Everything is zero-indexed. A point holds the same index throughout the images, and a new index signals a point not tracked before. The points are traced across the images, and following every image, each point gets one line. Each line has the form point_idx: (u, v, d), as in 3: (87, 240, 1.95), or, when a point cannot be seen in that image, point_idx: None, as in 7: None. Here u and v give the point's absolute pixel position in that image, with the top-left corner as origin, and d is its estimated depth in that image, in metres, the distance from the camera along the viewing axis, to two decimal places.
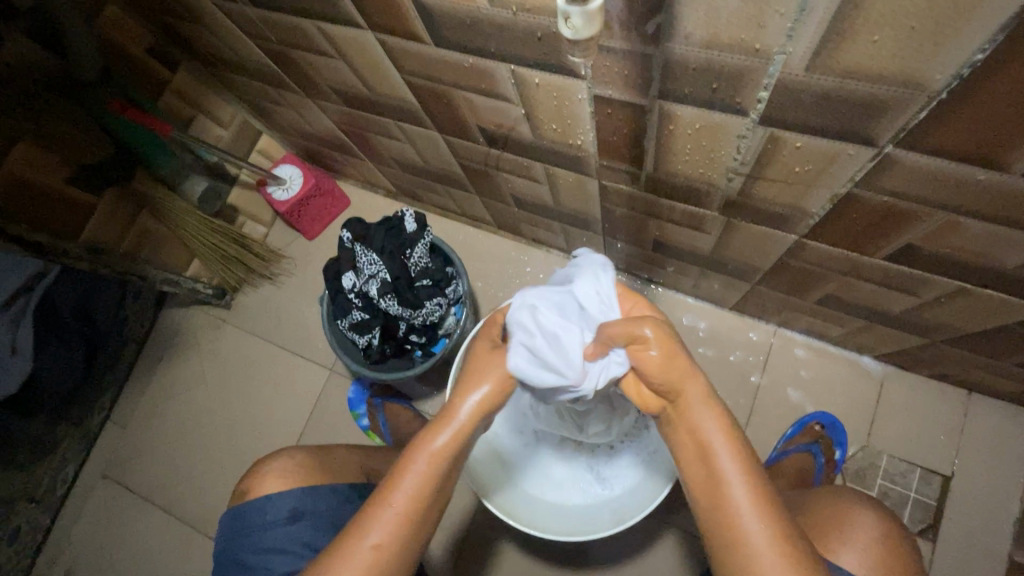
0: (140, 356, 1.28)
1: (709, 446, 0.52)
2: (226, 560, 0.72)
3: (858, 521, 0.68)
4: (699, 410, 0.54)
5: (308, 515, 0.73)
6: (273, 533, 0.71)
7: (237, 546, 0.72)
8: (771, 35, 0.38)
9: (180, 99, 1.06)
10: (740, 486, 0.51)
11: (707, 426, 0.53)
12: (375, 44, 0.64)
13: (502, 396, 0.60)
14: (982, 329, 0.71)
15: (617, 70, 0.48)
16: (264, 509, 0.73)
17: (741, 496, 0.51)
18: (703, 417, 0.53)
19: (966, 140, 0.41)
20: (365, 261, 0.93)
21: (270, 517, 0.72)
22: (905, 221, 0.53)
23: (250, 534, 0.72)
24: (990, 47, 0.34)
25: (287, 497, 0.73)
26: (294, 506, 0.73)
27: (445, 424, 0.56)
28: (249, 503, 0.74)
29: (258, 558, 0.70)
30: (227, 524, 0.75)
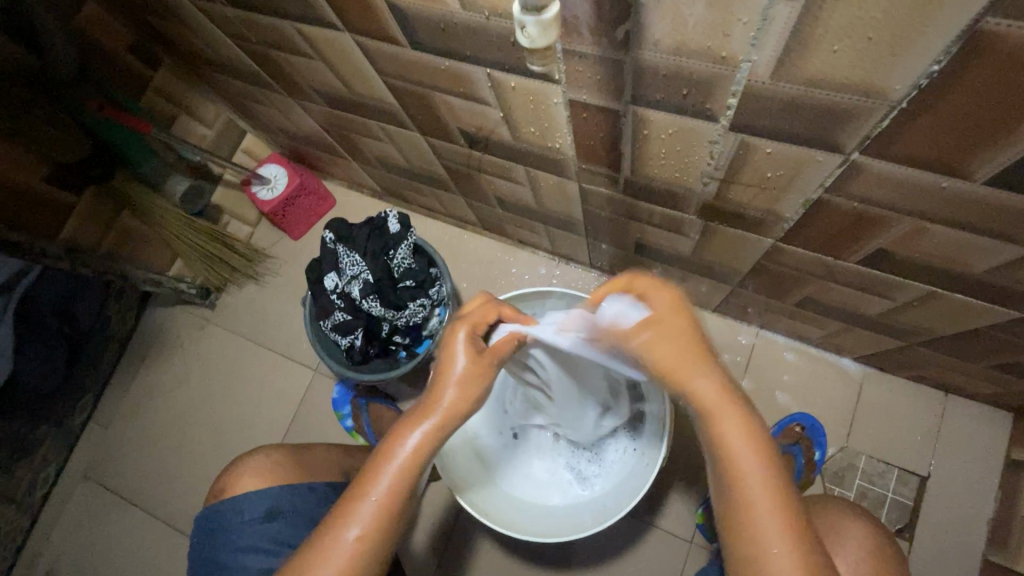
0: (123, 356, 1.27)
1: (743, 480, 0.51)
2: (201, 560, 0.72)
3: (837, 527, 0.70)
4: (733, 432, 0.52)
5: (286, 514, 0.72)
6: (250, 532, 0.71)
7: (213, 546, 0.72)
8: (735, 43, 0.39)
9: (162, 98, 1.05)
10: (755, 480, 0.51)
11: (732, 432, 0.52)
12: (353, 46, 0.64)
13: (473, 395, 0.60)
14: (955, 333, 0.72)
15: (589, 74, 0.48)
16: (239, 508, 0.72)
17: (755, 486, 0.51)
18: (727, 423, 0.52)
19: (928, 148, 0.42)
20: (347, 262, 0.94)
21: (247, 516, 0.72)
22: (874, 226, 0.54)
23: (225, 533, 0.71)
24: (944, 59, 0.34)
25: (266, 495, 0.73)
26: (271, 505, 0.72)
27: (426, 414, 0.58)
28: (225, 503, 0.73)
29: (236, 558, 0.69)
30: (202, 523, 0.74)
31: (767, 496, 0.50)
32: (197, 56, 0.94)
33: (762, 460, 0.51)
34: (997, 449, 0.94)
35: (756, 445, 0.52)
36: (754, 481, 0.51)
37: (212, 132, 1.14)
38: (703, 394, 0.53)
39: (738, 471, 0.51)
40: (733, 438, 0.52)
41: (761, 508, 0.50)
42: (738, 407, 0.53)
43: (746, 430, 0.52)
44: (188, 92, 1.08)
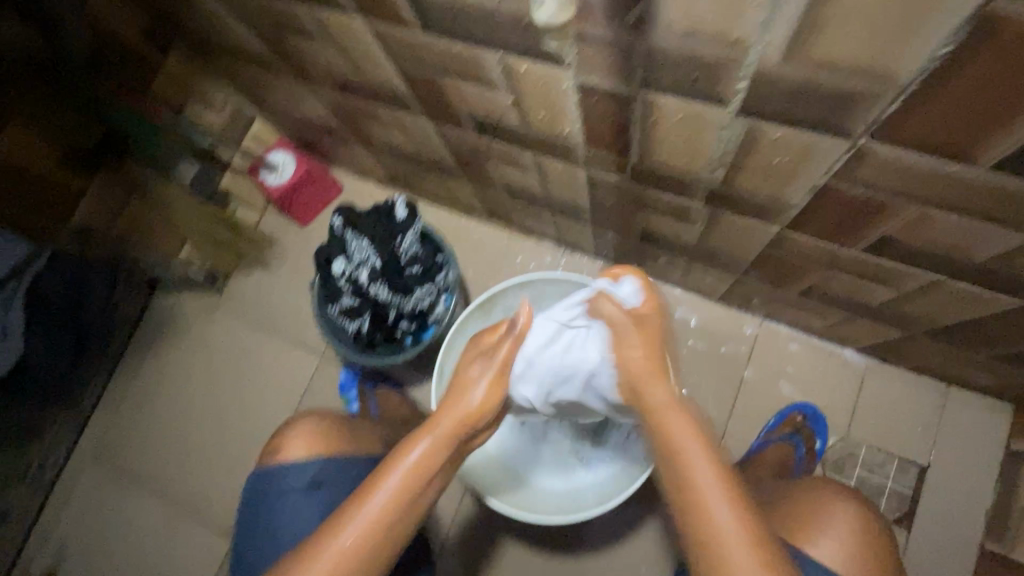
0: (131, 339, 1.28)
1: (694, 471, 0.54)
2: (246, 522, 0.74)
3: (827, 508, 0.70)
4: (679, 426, 0.57)
5: (329, 484, 0.73)
6: (293, 499, 0.72)
7: (259, 510, 0.73)
8: (746, 26, 0.39)
9: (172, 84, 1.04)
10: (703, 469, 0.54)
11: (678, 427, 0.57)
12: (365, 30, 0.64)
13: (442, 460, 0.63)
14: (958, 322, 0.73)
15: (600, 58, 0.49)
16: (284, 475, 0.74)
17: (704, 474, 0.54)
18: (675, 418, 0.57)
19: (935, 133, 0.42)
20: (355, 247, 0.95)
21: (292, 483, 0.73)
22: (879, 213, 0.55)
23: (270, 498, 0.73)
24: (954, 42, 0.35)
25: (309, 464, 0.74)
26: (316, 474, 0.73)
27: (391, 469, 0.62)
28: (272, 467, 0.75)
29: (281, 523, 0.71)
30: (251, 484, 0.76)
31: (714, 483, 0.54)
32: (208, 41, 0.94)
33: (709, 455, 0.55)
34: (997, 441, 0.95)
35: (703, 437, 0.56)
36: (700, 468, 0.55)
37: (221, 118, 1.12)
38: (656, 391, 0.58)
39: (686, 459, 0.55)
40: (680, 431, 0.56)
41: (709, 492, 0.53)
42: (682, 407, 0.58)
43: (693, 428, 0.56)
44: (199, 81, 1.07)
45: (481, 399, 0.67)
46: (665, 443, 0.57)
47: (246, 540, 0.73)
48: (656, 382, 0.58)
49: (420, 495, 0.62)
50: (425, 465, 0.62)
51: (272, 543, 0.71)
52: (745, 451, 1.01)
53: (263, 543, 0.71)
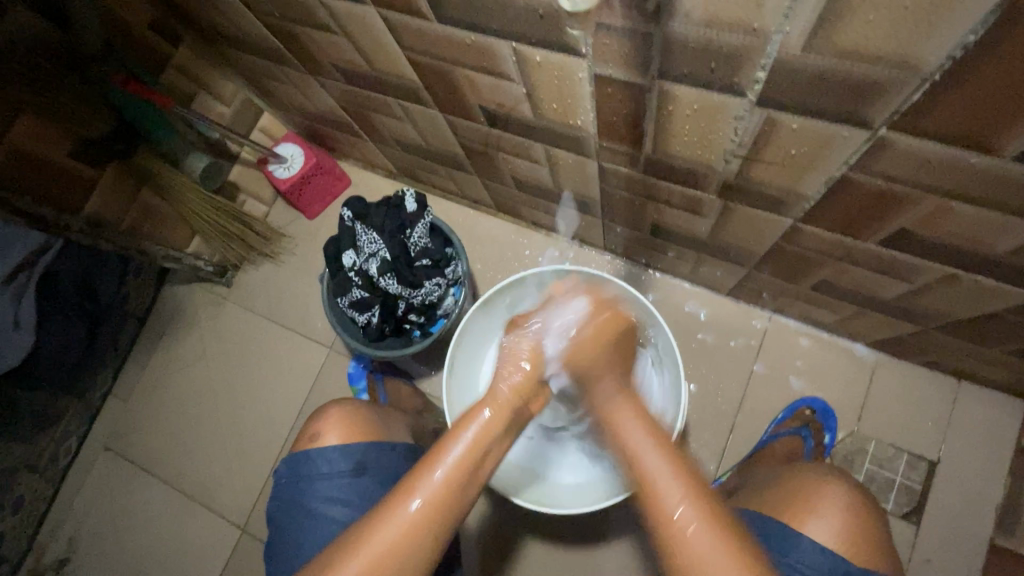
0: (141, 332, 1.29)
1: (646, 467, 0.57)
2: (283, 504, 0.73)
3: (824, 492, 0.70)
4: (628, 424, 0.60)
5: (371, 471, 0.73)
6: (337, 483, 0.72)
7: (296, 491, 0.73)
8: (768, 14, 0.39)
9: (181, 75, 1.07)
10: (656, 466, 0.57)
11: (636, 436, 0.59)
12: (378, 21, 0.64)
13: (466, 479, 0.57)
14: (972, 316, 0.72)
15: (617, 48, 0.49)
16: (327, 458, 0.73)
17: (658, 471, 0.56)
18: (629, 426, 0.60)
19: (958, 124, 0.42)
20: (365, 240, 0.95)
21: (332, 467, 0.73)
22: (897, 205, 0.54)
23: (313, 481, 0.73)
24: (980, 30, 0.35)
25: (353, 449, 0.73)
26: (358, 459, 0.73)
27: (415, 489, 0.55)
28: (311, 450, 0.74)
29: (322, 506, 0.71)
30: (286, 467, 0.75)
31: (675, 481, 0.55)
32: (218, 33, 0.94)
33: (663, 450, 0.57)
34: (1008, 436, 0.95)
35: (658, 441, 0.58)
36: (659, 470, 0.56)
37: (230, 109, 1.15)
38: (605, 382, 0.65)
39: (641, 463, 0.57)
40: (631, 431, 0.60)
41: (668, 493, 0.55)
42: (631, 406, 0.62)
43: (643, 427, 0.60)
44: (207, 70, 1.10)
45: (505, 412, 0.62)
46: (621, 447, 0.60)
47: (283, 522, 0.72)
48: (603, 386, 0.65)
49: (448, 519, 0.55)
50: (448, 488, 0.56)
51: (314, 529, 0.70)
52: (754, 445, 1.00)
53: (302, 528, 0.70)
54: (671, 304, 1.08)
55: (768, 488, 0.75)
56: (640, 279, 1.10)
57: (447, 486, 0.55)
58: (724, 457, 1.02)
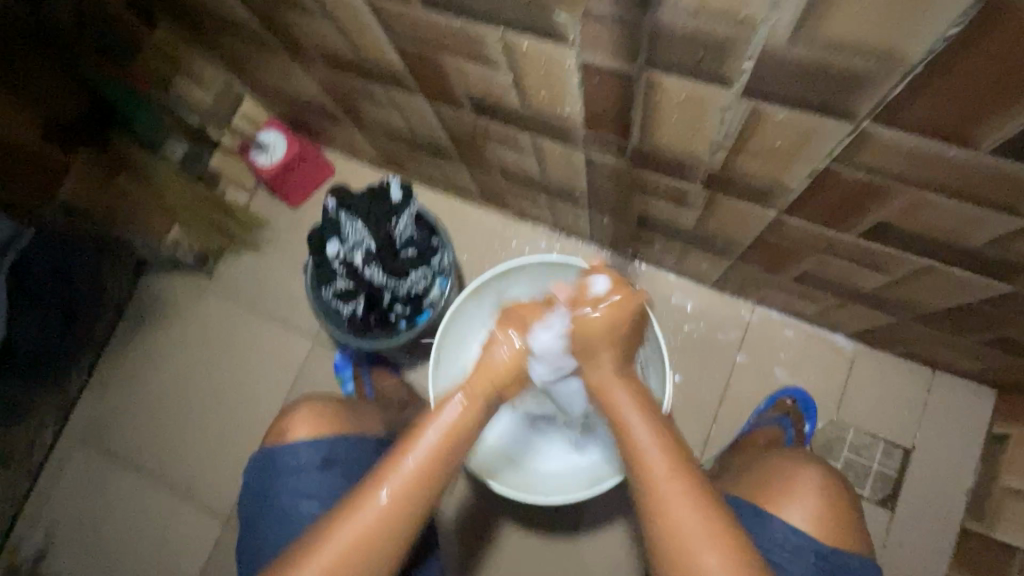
0: (119, 322, 1.26)
1: (644, 460, 0.57)
2: (255, 503, 0.73)
3: (794, 473, 0.72)
4: (631, 414, 0.60)
5: (341, 463, 0.73)
6: (308, 478, 0.71)
7: (266, 487, 0.72)
8: (755, 4, 0.39)
9: (160, 58, 1.01)
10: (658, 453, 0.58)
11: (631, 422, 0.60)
12: (362, 4, 0.63)
13: (438, 470, 0.58)
14: (947, 307, 0.74)
15: (605, 37, 0.48)
16: (295, 453, 0.72)
17: (658, 458, 0.57)
18: (628, 413, 0.61)
19: (937, 118, 0.42)
20: (349, 229, 0.93)
21: (300, 462, 0.72)
22: (877, 197, 0.55)
23: (282, 477, 0.72)
24: (962, 22, 0.35)
25: (321, 443, 0.73)
26: (327, 453, 0.73)
27: (387, 476, 0.56)
28: (281, 446, 0.74)
29: (289, 501, 0.70)
30: (256, 464, 0.75)
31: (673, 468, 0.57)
32: (198, 15, 0.92)
33: (669, 457, 0.57)
34: (980, 424, 0.98)
35: (654, 430, 0.59)
36: (659, 462, 0.57)
37: (210, 96, 1.11)
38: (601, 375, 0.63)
39: (636, 451, 0.58)
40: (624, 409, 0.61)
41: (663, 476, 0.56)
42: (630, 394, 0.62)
43: (639, 412, 0.61)
44: (189, 55, 1.04)
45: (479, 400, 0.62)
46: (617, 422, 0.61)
47: (255, 520, 0.72)
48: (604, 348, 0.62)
49: (417, 509, 0.56)
50: (416, 478, 0.56)
51: (286, 524, 0.69)
52: (736, 434, 1.02)
53: (275, 524, 0.70)
54: (658, 295, 1.09)
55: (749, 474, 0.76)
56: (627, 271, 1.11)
57: (417, 474, 0.57)
58: (707, 446, 1.03)
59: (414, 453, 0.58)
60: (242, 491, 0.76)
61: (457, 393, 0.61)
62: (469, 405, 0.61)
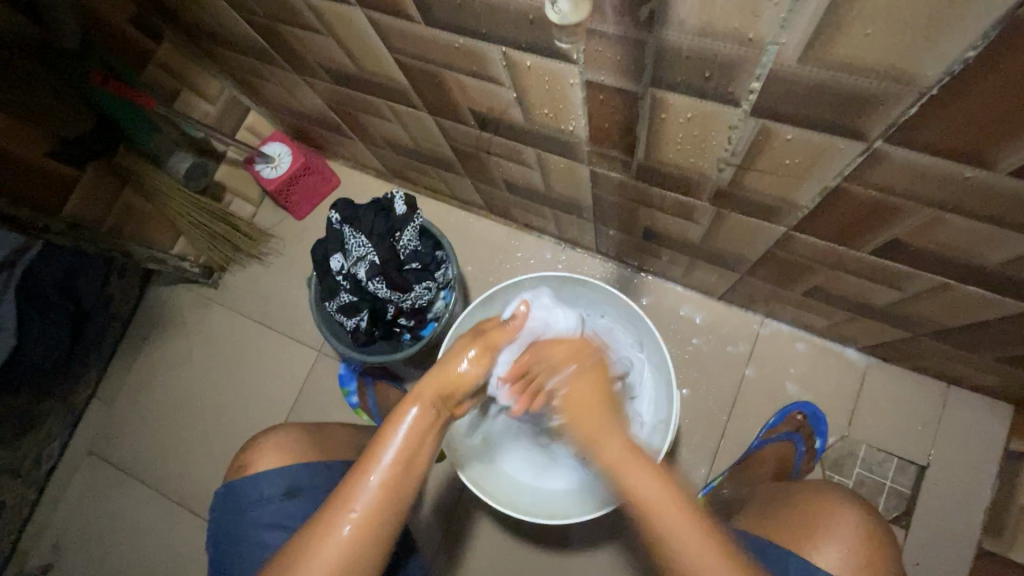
0: (126, 334, 1.26)
1: (643, 498, 0.55)
2: (222, 540, 0.71)
3: (842, 519, 0.68)
4: (625, 460, 0.57)
5: (305, 490, 0.72)
6: (272, 509, 0.70)
7: (232, 523, 0.71)
8: (764, 24, 0.38)
9: (164, 71, 1.04)
10: (671, 510, 0.54)
11: (638, 482, 0.56)
12: (364, 21, 0.62)
13: (406, 482, 0.56)
14: (963, 324, 0.72)
15: (610, 55, 0.47)
16: (257, 486, 0.72)
17: (672, 516, 0.54)
18: (632, 469, 0.57)
19: (953, 138, 0.41)
20: (354, 243, 0.93)
21: (265, 494, 0.71)
22: (891, 215, 0.54)
23: (249, 511, 0.71)
24: (982, 44, 0.34)
25: (282, 473, 0.72)
26: (290, 482, 0.72)
27: (350, 501, 0.54)
28: (242, 480, 0.73)
29: (258, 534, 0.69)
30: (221, 500, 0.74)
31: (688, 523, 0.54)
32: (202, 30, 0.92)
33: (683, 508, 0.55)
34: (996, 441, 0.95)
35: (666, 488, 0.55)
36: (668, 508, 0.55)
37: (215, 107, 1.13)
38: (604, 437, 0.59)
39: (653, 513, 0.55)
40: (633, 474, 0.56)
41: (678, 527, 0.54)
42: (638, 456, 0.58)
43: (643, 464, 0.57)
44: (192, 68, 1.07)
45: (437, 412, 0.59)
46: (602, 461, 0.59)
47: (224, 558, 0.70)
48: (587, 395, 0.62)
49: (388, 524, 0.55)
50: (385, 494, 0.55)
51: (255, 556, 0.68)
52: (745, 449, 1.00)
53: (245, 558, 0.68)
54: (665, 307, 1.08)
55: (779, 510, 0.73)
56: (632, 283, 1.09)
57: (381, 490, 0.55)
58: (717, 462, 1.01)
59: (376, 471, 0.55)
60: (210, 527, 0.75)
61: (413, 406, 0.58)
62: (423, 417, 0.58)
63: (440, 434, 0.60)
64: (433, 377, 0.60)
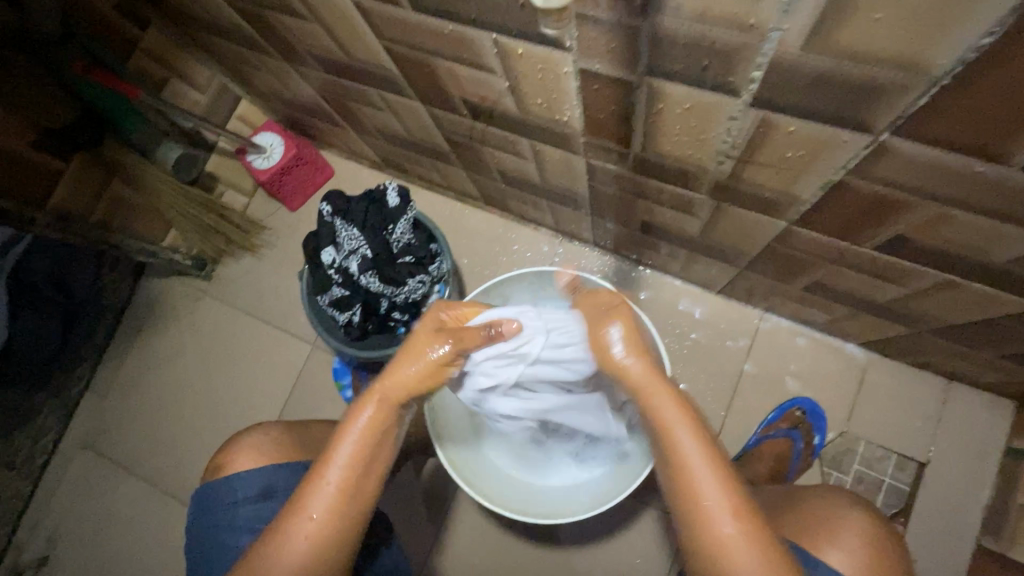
0: (119, 326, 1.25)
1: (663, 421, 0.53)
2: (199, 539, 0.71)
3: (845, 522, 0.67)
4: (678, 425, 0.53)
5: (280, 493, 0.70)
6: (246, 510, 0.69)
7: (207, 523, 0.70)
8: (765, 9, 0.36)
9: (151, 60, 1.02)
10: (692, 445, 0.52)
11: (664, 410, 0.54)
12: (350, 7, 0.60)
13: (368, 477, 0.57)
14: (967, 321, 0.70)
15: (604, 42, 0.45)
16: (232, 487, 0.71)
17: (693, 451, 0.52)
18: (658, 396, 0.54)
19: (965, 130, 0.39)
20: (345, 237, 0.91)
21: (240, 495, 0.70)
22: (896, 211, 0.52)
23: (224, 512, 0.70)
24: (998, 32, 0.32)
25: (258, 474, 0.71)
26: (266, 483, 0.71)
27: (311, 501, 0.55)
28: (218, 481, 0.72)
29: (232, 536, 0.68)
30: (199, 500, 0.73)
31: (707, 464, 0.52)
32: (191, 19, 0.90)
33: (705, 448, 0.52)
34: (998, 438, 0.94)
35: (692, 424, 0.53)
36: (687, 444, 0.52)
37: (205, 96, 1.11)
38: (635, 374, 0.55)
39: (674, 442, 0.53)
40: (658, 402, 0.54)
41: (695, 462, 0.52)
42: (659, 382, 0.55)
43: (671, 397, 0.54)
44: (180, 55, 1.04)
45: (394, 411, 0.57)
46: (654, 420, 0.54)
47: (199, 560, 0.69)
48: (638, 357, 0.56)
49: (352, 517, 0.56)
50: (346, 490, 0.56)
51: (229, 558, 0.67)
52: (743, 445, 1.00)
53: (218, 560, 0.68)
54: (664, 301, 1.06)
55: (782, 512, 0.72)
56: (629, 276, 1.08)
57: (342, 489, 0.55)
58: None
59: (335, 471, 0.55)
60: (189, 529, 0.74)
61: (366, 409, 0.56)
62: (377, 417, 0.56)
63: (400, 429, 0.59)
64: (387, 377, 0.57)
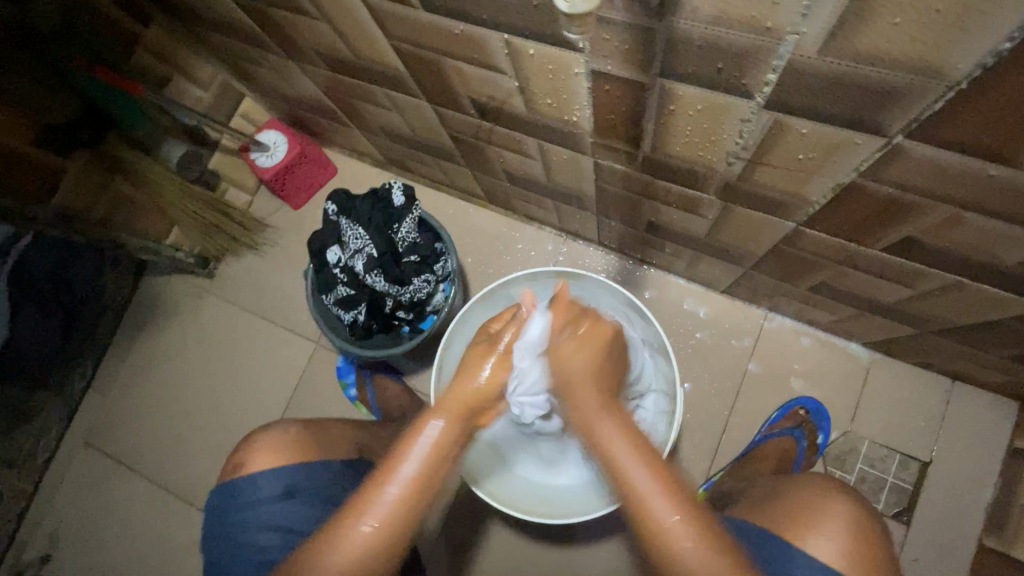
0: (121, 324, 1.25)
1: (613, 452, 0.54)
2: (209, 544, 0.71)
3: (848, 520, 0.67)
4: (625, 454, 0.54)
5: (284, 496, 0.70)
6: (252, 514, 0.69)
7: (215, 527, 0.71)
8: (783, 13, 0.36)
9: (153, 56, 1.00)
10: (638, 470, 0.53)
11: (606, 432, 0.55)
12: (359, 6, 0.60)
13: (425, 495, 0.56)
14: (972, 322, 0.71)
15: (617, 43, 0.45)
16: (239, 490, 0.71)
17: (640, 477, 0.53)
18: (601, 425, 0.56)
19: (979, 134, 0.39)
20: (351, 236, 0.91)
21: (245, 499, 0.70)
22: (906, 213, 0.52)
23: (230, 515, 0.70)
24: (1017, 37, 0.31)
25: (262, 478, 0.71)
26: (270, 486, 0.70)
27: (366, 510, 0.55)
28: (224, 485, 0.72)
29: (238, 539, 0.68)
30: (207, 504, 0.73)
31: (656, 486, 0.52)
32: (195, 16, 0.89)
33: (652, 471, 0.53)
34: (1000, 437, 0.94)
35: (635, 448, 0.54)
36: (632, 466, 0.53)
37: (208, 94, 1.10)
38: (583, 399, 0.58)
39: (619, 468, 0.54)
40: (604, 430, 0.55)
41: (643, 485, 0.52)
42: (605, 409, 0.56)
43: (614, 421, 0.56)
44: (182, 52, 1.03)
45: (460, 421, 0.59)
46: (600, 452, 0.55)
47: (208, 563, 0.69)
48: (588, 387, 0.58)
49: (404, 533, 0.55)
50: (403, 504, 0.55)
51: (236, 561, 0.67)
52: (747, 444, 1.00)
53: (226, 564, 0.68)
54: (668, 300, 1.06)
55: (770, 501, 0.72)
56: (633, 275, 1.08)
57: (399, 501, 0.55)
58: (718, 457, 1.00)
59: (394, 484, 0.55)
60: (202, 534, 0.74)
61: (437, 419, 0.57)
62: (447, 429, 0.58)
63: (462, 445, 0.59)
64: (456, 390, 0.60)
